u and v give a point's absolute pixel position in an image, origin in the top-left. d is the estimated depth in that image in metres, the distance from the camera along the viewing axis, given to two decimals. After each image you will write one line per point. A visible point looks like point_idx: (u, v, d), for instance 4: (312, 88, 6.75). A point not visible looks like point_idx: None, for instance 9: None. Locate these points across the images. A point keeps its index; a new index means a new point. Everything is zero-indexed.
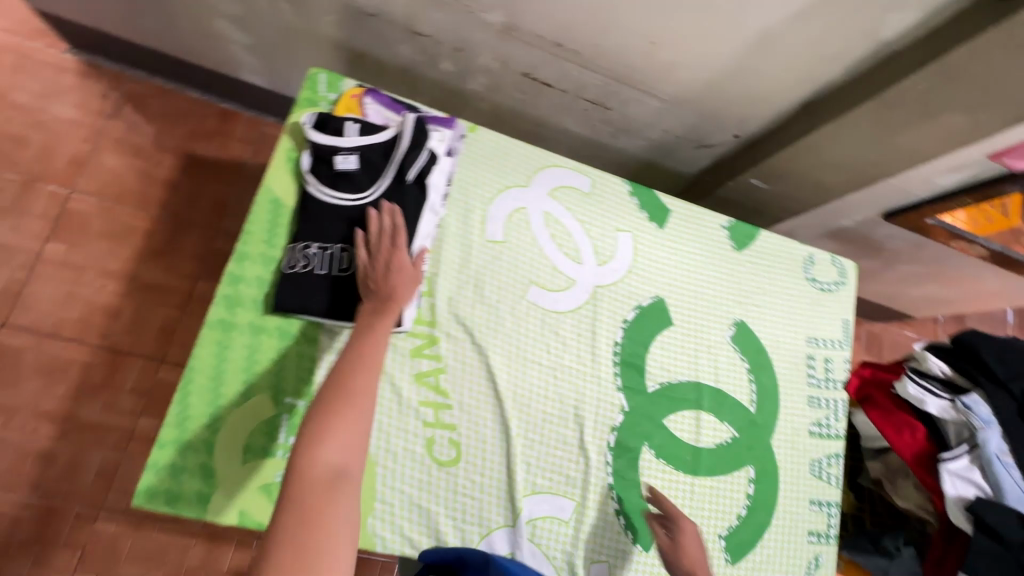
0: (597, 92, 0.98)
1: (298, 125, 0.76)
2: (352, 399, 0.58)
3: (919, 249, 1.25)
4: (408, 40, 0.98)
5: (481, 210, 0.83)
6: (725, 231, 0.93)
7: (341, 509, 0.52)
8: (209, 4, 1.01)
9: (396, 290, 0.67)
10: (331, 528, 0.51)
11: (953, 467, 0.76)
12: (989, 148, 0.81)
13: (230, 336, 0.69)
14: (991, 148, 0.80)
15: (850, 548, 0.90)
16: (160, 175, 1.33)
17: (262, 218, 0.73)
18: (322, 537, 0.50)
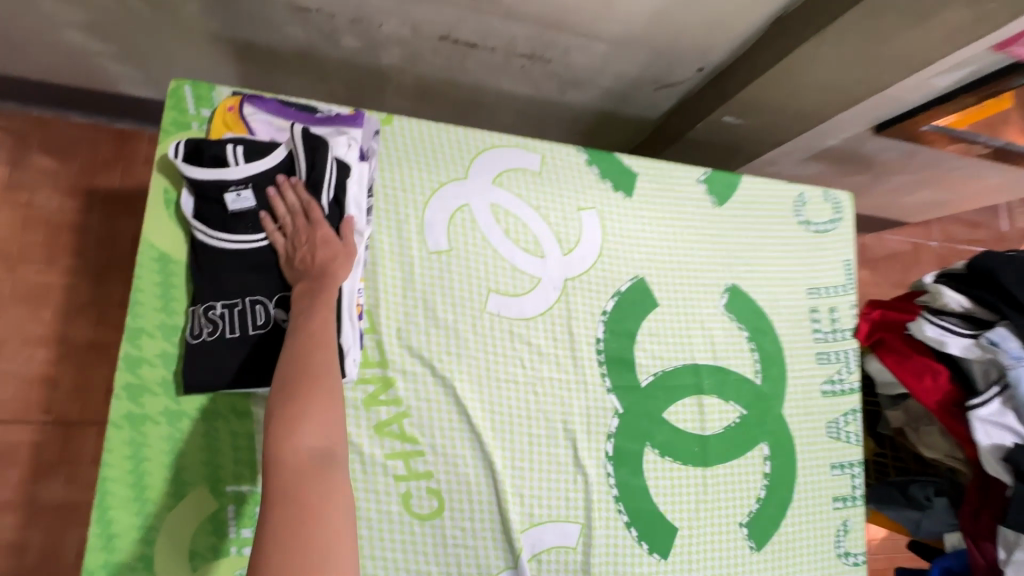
0: (531, 45, 0.83)
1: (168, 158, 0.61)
2: (321, 379, 0.50)
3: (911, 158, 1.14)
4: (295, 18, 0.81)
5: (416, 218, 0.70)
6: (702, 186, 0.81)
7: (338, 504, 0.45)
8: (45, 13, 0.82)
9: (332, 266, 0.57)
10: (331, 530, 0.43)
11: (984, 414, 0.69)
12: (994, 41, 0.69)
13: (144, 430, 0.58)
14: (997, 40, 0.68)
15: (877, 502, 0.85)
16: (65, 207, 1.09)
17: (150, 280, 0.61)
18: (323, 542, 0.42)
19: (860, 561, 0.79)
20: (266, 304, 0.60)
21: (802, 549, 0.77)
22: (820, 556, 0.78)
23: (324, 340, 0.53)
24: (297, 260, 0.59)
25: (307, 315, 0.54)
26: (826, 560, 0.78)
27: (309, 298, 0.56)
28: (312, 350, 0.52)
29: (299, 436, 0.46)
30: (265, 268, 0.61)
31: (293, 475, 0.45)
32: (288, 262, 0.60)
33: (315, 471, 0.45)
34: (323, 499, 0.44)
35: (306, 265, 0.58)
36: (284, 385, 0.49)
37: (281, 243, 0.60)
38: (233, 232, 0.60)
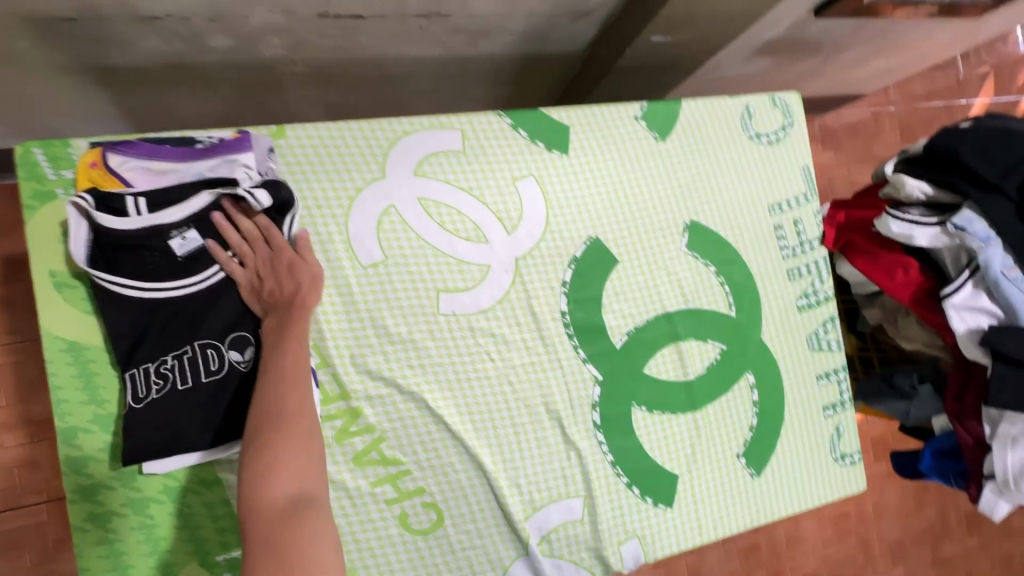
0: (424, 3, 0.73)
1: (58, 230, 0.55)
2: (297, 424, 0.50)
3: (858, 32, 1.06)
4: (145, 30, 0.69)
5: (340, 233, 0.63)
6: (641, 122, 0.74)
7: (313, 552, 0.44)
8: None
9: (303, 296, 0.56)
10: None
11: (958, 301, 0.68)
12: None
13: (113, 526, 0.56)
14: None
15: (867, 397, 0.86)
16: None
17: (67, 371, 0.55)
18: None
19: (857, 459, 0.81)
20: (219, 348, 0.56)
21: (801, 464, 0.79)
22: (819, 466, 0.79)
23: (297, 379, 0.52)
24: (266, 293, 0.56)
25: (276, 353, 0.53)
26: (826, 469, 0.80)
27: (276, 332, 0.54)
28: (283, 391, 0.51)
29: (274, 484, 0.47)
30: (211, 306, 0.56)
31: (269, 527, 0.45)
32: (254, 292, 0.57)
33: (295, 523, 0.45)
34: (301, 552, 0.44)
35: (277, 299, 0.56)
36: (261, 426, 0.49)
37: (241, 274, 0.56)
38: (167, 281, 0.55)
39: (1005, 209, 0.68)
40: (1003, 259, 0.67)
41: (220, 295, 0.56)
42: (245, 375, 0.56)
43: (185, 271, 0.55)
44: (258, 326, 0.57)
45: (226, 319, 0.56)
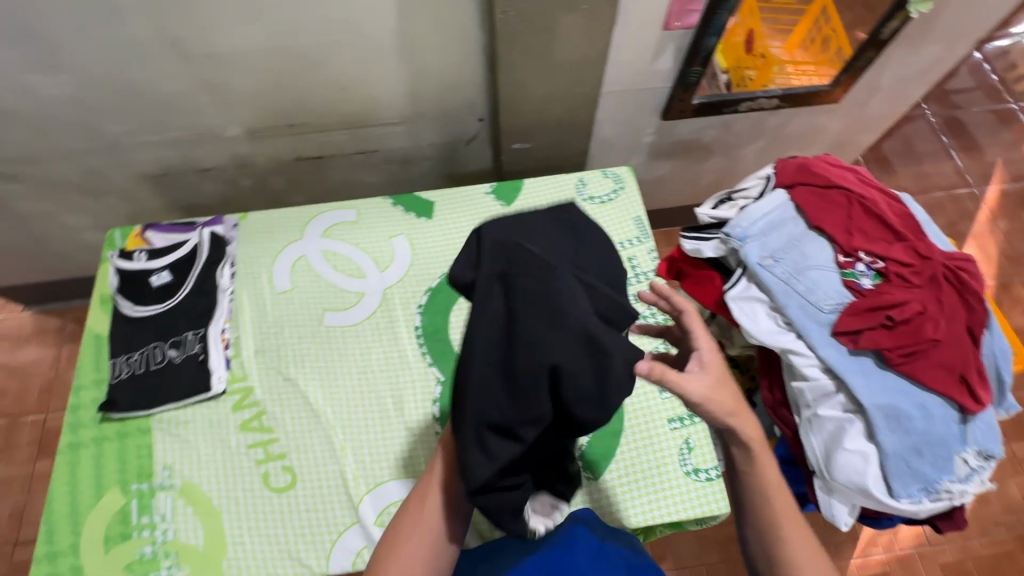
0: (355, 142, 1.13)
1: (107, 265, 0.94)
2: None
3: (732, 127, 1.27)
4: (204, 179, 1.17)
5: (267, 271, 0.96)
6: (490, 195, 1.02)
7: None
8: (65, 225, 1.24)
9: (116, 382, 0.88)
10: None
11: (736, 294, 0.75)
12: (630, 14, 0.91)
13: (79, 453, 0.82)
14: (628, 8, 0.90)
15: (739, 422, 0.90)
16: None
17: (87, 354, 0.89)
18: None
19: (714, 475, 0.81)
20: (127, 360, 0.86)
21: (643, 473, 0.82)
22: (665, 479, 0.81)
23: None
24: None
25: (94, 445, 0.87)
26: (674, 484, 0.81)
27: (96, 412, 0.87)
28: None
29: None
30: (128, 341, 0.87)
31: None
32: (132, 344, 0.87)
33: None
34: None
35: None
36: None
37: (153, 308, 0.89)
38: (129, 304, 0.89)
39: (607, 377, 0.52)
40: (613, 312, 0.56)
41: (118, 331, 0.88)
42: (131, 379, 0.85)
43: (140, 301, 0.90)
44: (127, 358, 0.87)
45: (126, 346, 0.87)
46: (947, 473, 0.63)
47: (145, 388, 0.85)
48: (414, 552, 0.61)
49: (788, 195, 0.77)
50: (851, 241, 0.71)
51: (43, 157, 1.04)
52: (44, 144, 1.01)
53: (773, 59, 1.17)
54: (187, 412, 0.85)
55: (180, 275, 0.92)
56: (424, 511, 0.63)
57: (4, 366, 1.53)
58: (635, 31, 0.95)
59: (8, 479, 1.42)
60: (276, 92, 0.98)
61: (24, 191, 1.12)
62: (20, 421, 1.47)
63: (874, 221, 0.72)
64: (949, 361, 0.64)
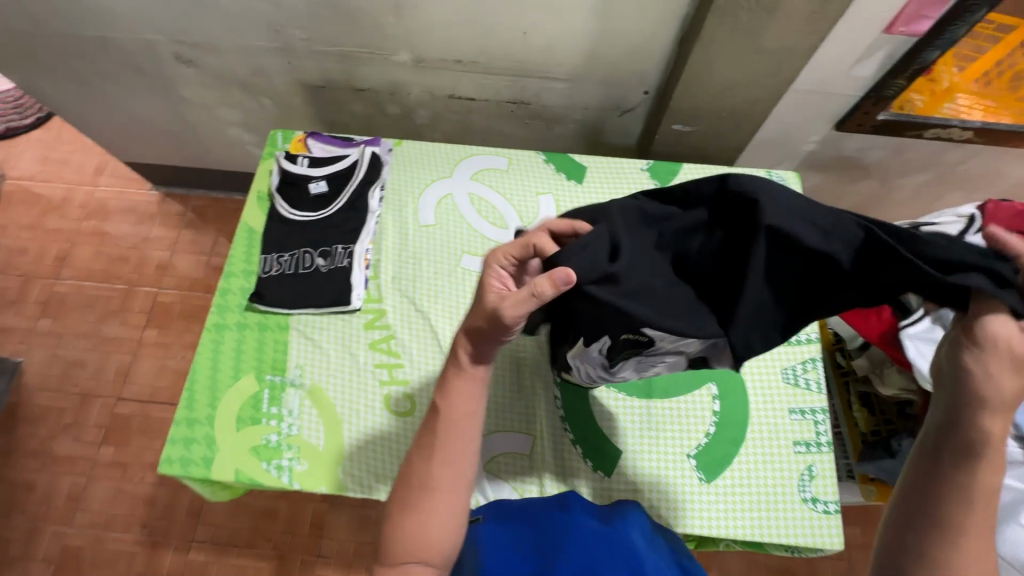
0: (512, 92, 1.10)
1: (269, 164, 0.98)
2: None
3: (904, 153, 1.17)
4: (356, 98, 1.18)
5: (414, 202, 0.96)
6: (645, 172, 0.99)
7: None
8: (218, 116, 1.29)
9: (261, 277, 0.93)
10: None
11: (914, 332, 0.71)
12: (855, 10, 0.84)
13: (223, 334, 0.88)
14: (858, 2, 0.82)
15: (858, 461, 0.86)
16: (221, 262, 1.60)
17: (241, 245, 0.93)
18: None
19: (832, 509, 0.78)
20: (277, 258, 0.90)
21: (757, 489, 0.80)
22: (778, 500, 0.79)
23: None
24: None
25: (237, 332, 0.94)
26: (789, 508, 0.79)
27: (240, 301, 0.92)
28: None
29: None
30: (280, 241, 0.91)
31: None
32: (283, 245, 0.91)
33: None
34: None
35: None
36: None
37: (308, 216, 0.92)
38: (286, 206, 0.93)
39: (833, 223, 0.49)
40: (699, 188, 0.53)
41: (272, 230, 0.92)
42: (279, 277, 0.89)
43: (296, 206, 0.93)
44: (277, 257, 0.91)
45: (278, 246, 0.91)
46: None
47: (290, 289, 0.88)
48: (440, 507, 0.58)
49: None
50: None
51: (222, 47, 1.07)
52: (228, 35, 1.04)
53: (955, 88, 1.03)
54: (323, 319, 0.88)
55: (335, 188, 0.94)
56: (431, 465, 0.60)
57: (129, 236, 1.64)
58: (850, 30, 0.88)
59: (118, 339, 1.53)
60: (458, 25, 0.96)
61: (194, 77, 1.17)
62: (134, 289, 1.58)
63: None
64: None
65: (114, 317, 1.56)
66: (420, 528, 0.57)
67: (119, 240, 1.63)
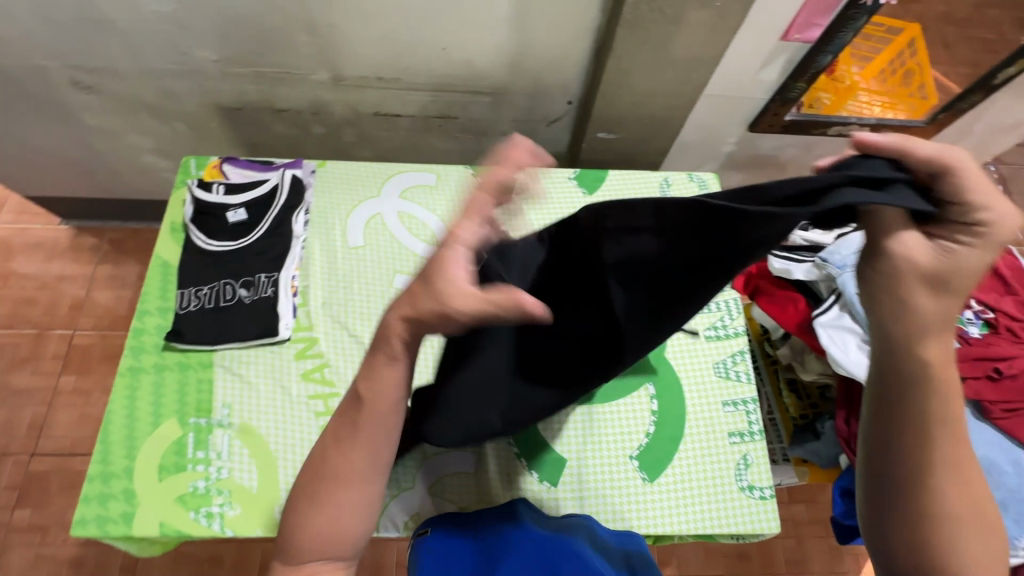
0: (438, 107, 1.10)
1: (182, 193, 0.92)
2: None
3: (813, 150, 1.25)
4: (277, 119, 1.14)
5: (341, 224, 0.94)
6: (573, 181, 1.01)
7: None
8: (127, 143, 1.21)
9: None
10: None
11: (825, 320, 0.75)
12: (752, 20, 0.89)
13: (139, 378, 0.82)
14: (754, 13, 0.87)
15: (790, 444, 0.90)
16: None
17: (155, 281, 0.88)
18: None
19: (768, 495, 0.82)
20: (196, 291, 0.86)
21: (698, 483, 0.82)
22: (719, 491, 0.82)
23: None
24: None
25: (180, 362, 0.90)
26: (729, 498, 0.81)
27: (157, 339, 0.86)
28: None
29: None
30: (198, 274, 0.87)
31: None
32: (202, 278, 0.86)
33: None
34: None
35: None
36: None
37: (228, 245, 0.88)
38: (203, 237, 0.88)
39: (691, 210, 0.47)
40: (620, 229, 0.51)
41: (189, 263, 0.87)
42: (199, 312, 0.84)
43: (214, 236, 0.88)
44: (195, 290, 0.86)
45: (195, 279, 0.86)
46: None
47: (211, 323, 0.84)
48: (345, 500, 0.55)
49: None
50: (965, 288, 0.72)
51: (125, 71, 1.01)
52: (129, 59, 0.98)
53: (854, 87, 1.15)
54: (250, 353, 0.84)
55: (255, 214, 0.90)
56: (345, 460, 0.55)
57: (37, 276, 1.51)
58: (752, 39, 0.93)
59: (29, 389, 1.40)
60: (375, 43, 0.95)
61: (96, 103, 1.09)
62: (46, 333, 1.46)
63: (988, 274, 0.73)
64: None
65: (24, 365, 1.43)
66: (328, 525, 0.54)
67: (25, 281, 1.50)
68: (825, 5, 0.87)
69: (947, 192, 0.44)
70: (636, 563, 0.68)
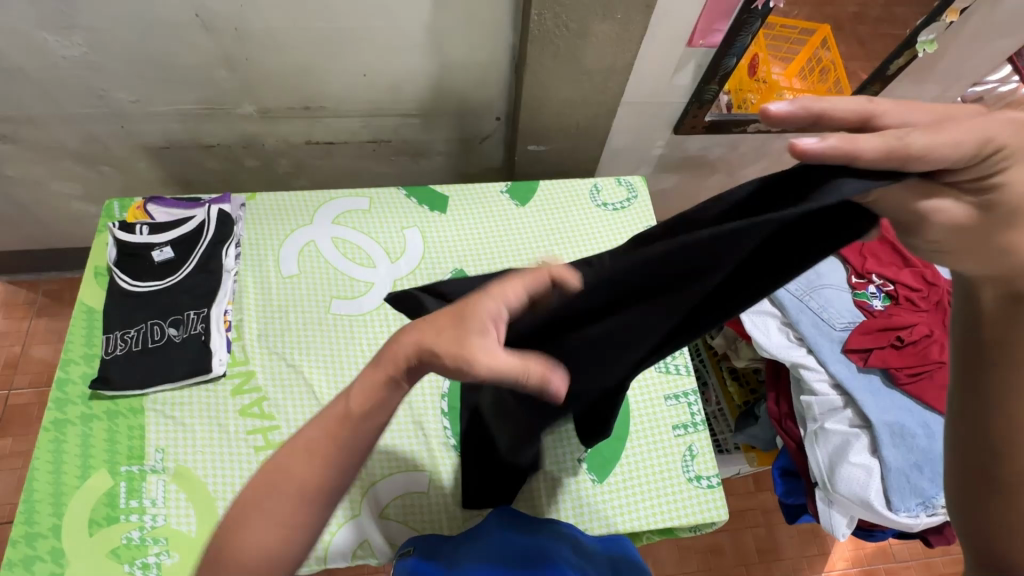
0: (369, 132, 1.11)
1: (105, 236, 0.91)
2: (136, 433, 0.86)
3: (739, 147, 1.31)
4: (207, 155, 1.13)
5: (274, 254, 0.93)
6: (505, 193, 1.02)
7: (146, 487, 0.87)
8: (53, 191, 1.18)
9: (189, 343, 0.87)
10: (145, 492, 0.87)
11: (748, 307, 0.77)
12: (657, 29, 0.94)
13: (64, 430, 0.79)
14: (657, 21, 0.92)
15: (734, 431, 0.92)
16: None
17: (79, 328, 0.85)
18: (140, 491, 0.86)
19: (715, 483, 0.83)
20: (122, 334, 0.83)
21: (647, 478, 0.83)
22: (668, 485, 0.83)
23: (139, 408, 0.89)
24: None
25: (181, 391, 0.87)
26: (679, 490, 0.82)
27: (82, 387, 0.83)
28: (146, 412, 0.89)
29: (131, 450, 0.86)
30: (125, 317, 0.85)
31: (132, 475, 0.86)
32: (127, 320, 0.84)
33: None
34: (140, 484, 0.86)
35: None
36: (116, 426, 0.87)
37: (155, 285, 0.86)
38: (127, 278, 0.86)
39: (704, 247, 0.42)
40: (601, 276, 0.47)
41: (114, 306, 0.85)
42: (125, 356, 0.82)
43: (140, 277, 0.87)
44: (121, 333, 0.84)
45: (121, 322, 0.84)
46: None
47: (138, 366, 0.81)
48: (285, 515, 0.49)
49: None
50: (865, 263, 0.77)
51: (40, 118, 0.99)
52: (43, 106, 0.96)
53: (775, 85, 1.18)
54: (183, 393, 0.82)
55: (182, 251, 0.88)
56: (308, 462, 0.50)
57: None
58: (660, 46, 0.98)
59: None
60: (296, 73, 0.96)
61: (14, 153, 1.07)
62: None
63: (886, 247, 0.79)
64: None
65: None
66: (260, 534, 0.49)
67: None
68: (723, 10, 0.92)
69: (933, 167, 0.40)
70: (620, 563, 0.68)
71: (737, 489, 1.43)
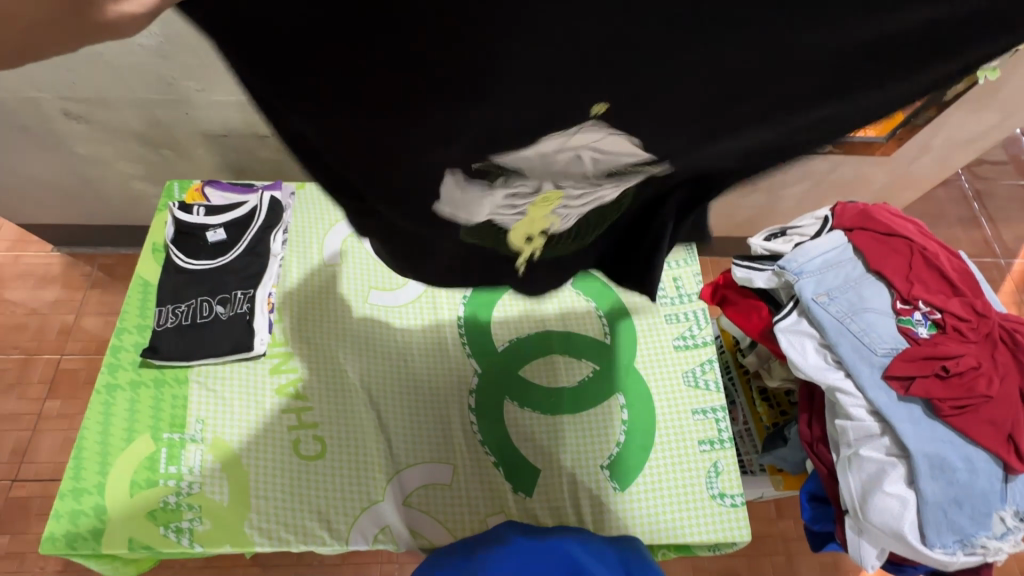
0: None
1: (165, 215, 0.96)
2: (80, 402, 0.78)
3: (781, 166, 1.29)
4: (261, 144, 1.18)
5: (319, 242, 0.97)
6: None
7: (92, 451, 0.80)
8: (117, 170, 1.25)
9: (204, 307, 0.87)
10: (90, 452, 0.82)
11: (785, 326, 0.76)
12: None
13: (114, 394, 0.83)
14: None
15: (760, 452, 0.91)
16: None
17: (135, 300, 0.91)
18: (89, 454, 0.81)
19: (739, 502, 0.81)
20: (173, 307, 0.88)
21: (669, 490, 0.83)
22: (691, 499, 0.82)
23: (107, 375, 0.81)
24: None
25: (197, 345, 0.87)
26: (700, 505, 0.81)
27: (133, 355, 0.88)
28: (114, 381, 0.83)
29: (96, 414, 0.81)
30: (177, 291, 0.89)
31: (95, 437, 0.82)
32: (179, 296, 0.89)
33: None
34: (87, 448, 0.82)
35: None
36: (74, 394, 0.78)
37: (205, 264, 0.91)
38: (181, 255, 0.91)
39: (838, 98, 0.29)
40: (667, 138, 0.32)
41: (166, 281, 0.90)
42: (175, 328, 0.86)
43: (193, 255, 0.91)
44: (174, 306, 0.88)
45: (173, 296, 0.89)
46: (983, 528, 0.65)
47: (186, 340, 0.85)
48: None
49: (847, 238, 0.81)
50: (913, 290, 0.75)
51: (113, 101, 1.06)
52: (117, 89, 1.03)
53: None
54: (226, 368, 0.86)
55: (234, 234, 0.92)
56: None
57: (29, 303, 1.53)
58: None
59: (15, 415, 1.40)
60: None
61: (86, 132, 1.14)
62: (35, 357, 1.47)
63: (934, 274, 0.77)
64: (997, 417, 0.67)
65: (11, 390, 1.43)
66: None
67: (15, 307, 1.52)
68: None
69: None
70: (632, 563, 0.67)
71: (757, 514, 1.40)
